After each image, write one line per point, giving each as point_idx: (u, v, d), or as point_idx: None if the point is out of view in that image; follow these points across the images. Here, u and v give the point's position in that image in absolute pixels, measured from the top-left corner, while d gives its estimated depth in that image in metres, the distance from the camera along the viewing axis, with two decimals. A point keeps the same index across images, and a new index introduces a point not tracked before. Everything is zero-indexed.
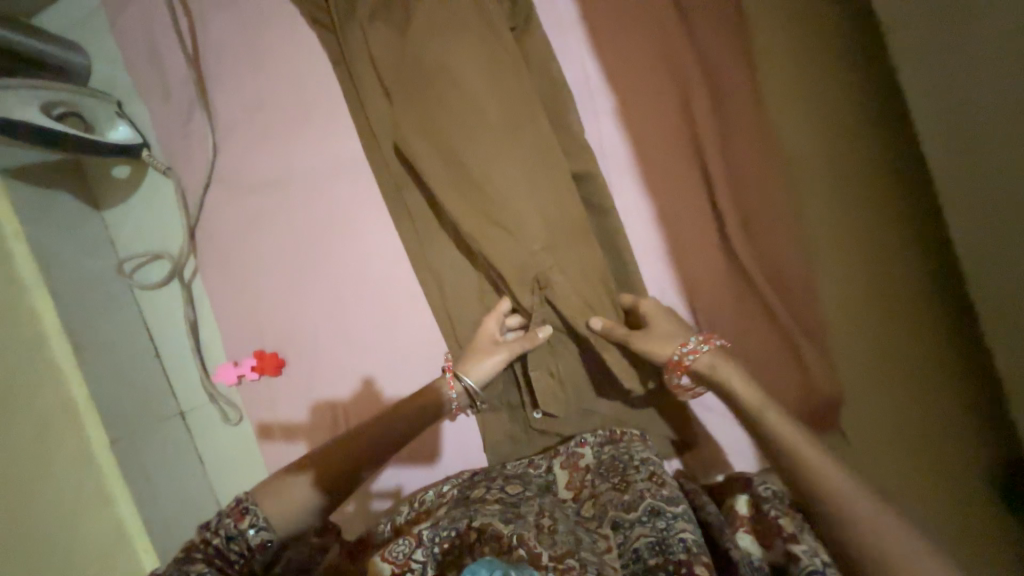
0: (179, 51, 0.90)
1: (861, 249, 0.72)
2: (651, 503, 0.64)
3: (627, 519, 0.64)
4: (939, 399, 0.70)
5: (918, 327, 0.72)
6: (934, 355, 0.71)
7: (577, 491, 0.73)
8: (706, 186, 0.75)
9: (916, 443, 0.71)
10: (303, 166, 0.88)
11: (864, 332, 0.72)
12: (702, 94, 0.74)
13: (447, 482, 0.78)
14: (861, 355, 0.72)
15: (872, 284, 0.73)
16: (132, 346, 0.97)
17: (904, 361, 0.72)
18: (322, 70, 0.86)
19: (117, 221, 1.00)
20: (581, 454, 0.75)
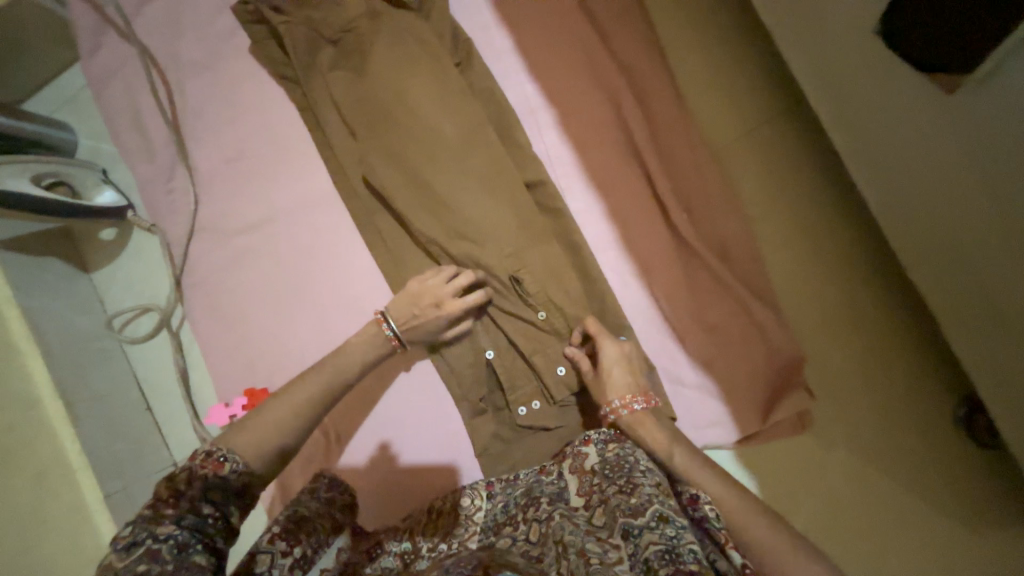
0: (159, 116, 0.98)
1: (791, 210, 0.83)
2: (658, 508, 0.52)
3: (636, 525, 0.51)
4: (895, 347, 0.79)
5: (864, 284, 0.80)
6: (883, 307, 0.80)
7: (588, 497, 0.61)
8: (647, 179, 0.83)
9: (880, 388, 0.78)
10: (279, 206, 0.95)
11: (806, 284, 0.81)
12: (631, 101, 0.83)
13: (465, 502, 0.70)
14: (809, 304, 0.81)
15: (804, 241, 0.82)
16: (122, 399, 0.99)
17: (848, 305, 0.80)
18: (291, 119, 0.95)
19: (105, 281, 1.05)
20: (586, 455, 0.66)
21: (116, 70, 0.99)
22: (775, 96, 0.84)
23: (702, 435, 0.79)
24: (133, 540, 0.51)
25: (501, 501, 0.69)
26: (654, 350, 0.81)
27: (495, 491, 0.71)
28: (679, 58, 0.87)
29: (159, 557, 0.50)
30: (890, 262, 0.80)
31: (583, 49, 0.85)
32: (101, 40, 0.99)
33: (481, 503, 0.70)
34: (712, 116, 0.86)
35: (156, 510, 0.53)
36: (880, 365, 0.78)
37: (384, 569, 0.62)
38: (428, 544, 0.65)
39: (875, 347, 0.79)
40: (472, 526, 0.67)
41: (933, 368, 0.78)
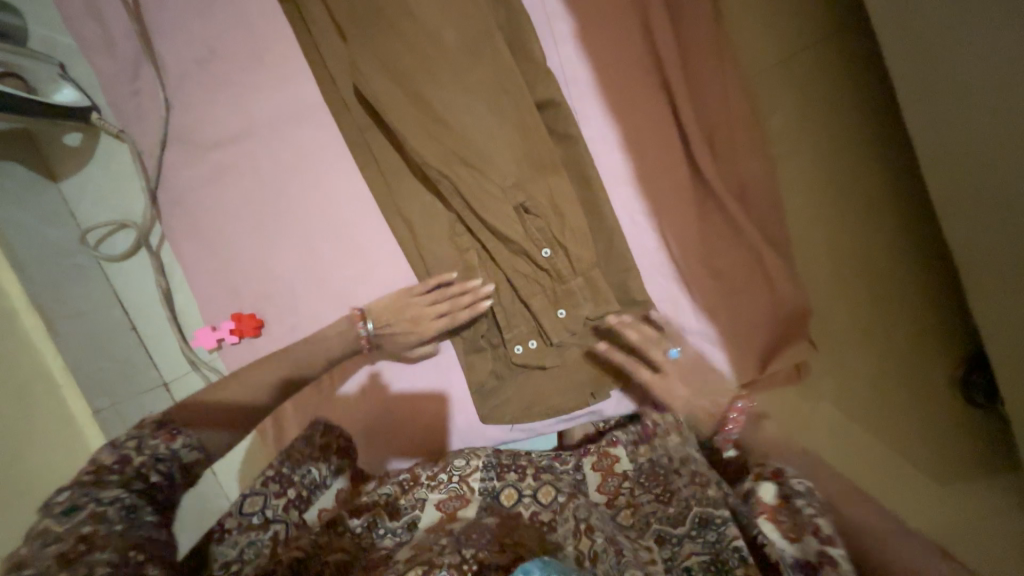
0: (118, 3, 0.85)
1: (817, 147, 0.76)
2: (698, 513, 0.53)
3: (675, 533, 0.55)
4: (907, 306, 0.76)
5: (887, 232, 0.75)
6: (902, 258, 0.75)
7: (614, 496, 0.67)
8: (670, 106, 0.75)
9: (880, 340, 0.77)
10: (260, 116, 0.86)
11: (822, 230, 0.78)
12: (659, 11, 0.73)
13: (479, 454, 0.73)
14: (819, 251, 0.78)
15: (827, 182, 0.77)
16: (105, 318, 0.96)
17: (864, 251, 0.76)
18: (271, 14, 0.83)
19: (75, 193, 0.97)
20: (616, 458, 0.72)
21: None
22: (826, 14, 0.74)
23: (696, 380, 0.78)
24: (72, 504, 0.49)
25: (512, 453, 0.74)
26: (658, 295, 0.78)
27: (506, 452, 0.75)
28: None
29: (106, 518, 0.49)
30: (923, 217, 0.73)
31: None
32: None
33: (487, 450, 0.74)
34: (747, 36, 0.76)
35: (98, 474, 0.52)
36: (882, 316, 0.77)
37: (384, 495, 0.66)
38: (427, 476, 0.69)
39: (884, 297, 0.77)
40: (473, 459, 0.72)
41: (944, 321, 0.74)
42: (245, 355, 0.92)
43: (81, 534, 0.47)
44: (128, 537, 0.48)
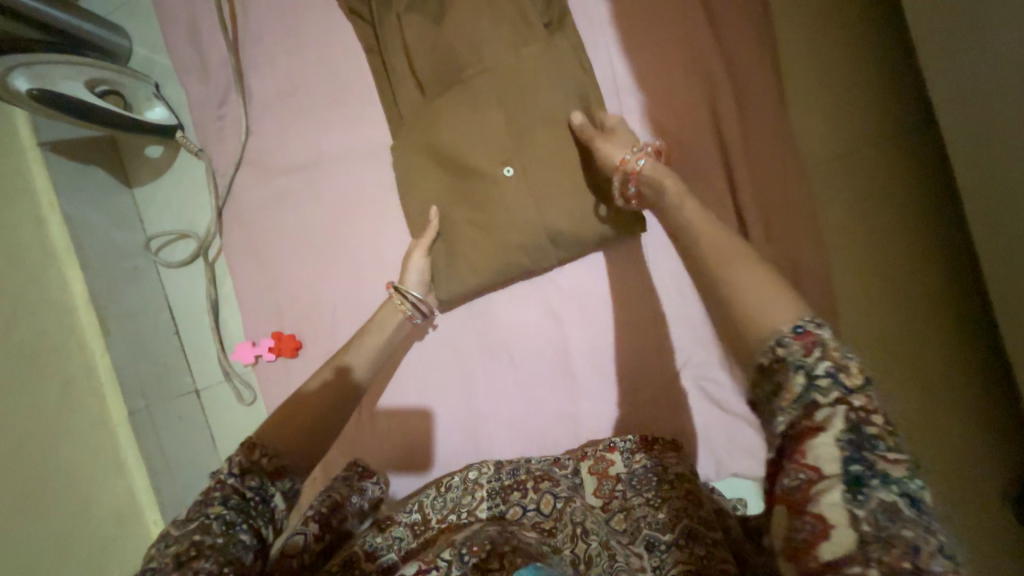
0: (219, 36, 0.92)
1: (868, 227, 0.76)
2: (688, 524, 0.55)
3: (663, 540, 0.56)
4: (955, 413, 0.73)
5: (933, 322, 0.74)
6: (944, 349, 0.74)
7: (609, 500, 0.65)
8: (729, 183, 0.77)
9: (921, 433, 0.74)
10: (330, 148, 0.90)
11: (865, 311, 0.76)
12: (725, 93, 0.76)
13: (470, 469, 0.71)
14: (864, 333, 0.76)
15: (877, 264, 0.76)
16: (153, 320, 0.99)
17: (909, 337, 0.75)
18: (356, 59, 0.89)
19: (145, 199, 1.02)
20: (612, 461, 0.69)
21: None
22: (889, 115, 0.75)
23: (731, 460, 0.78)
24: (188, 515, 0.53)
25: (508, 467, 0.70)
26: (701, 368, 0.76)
27: (504, 464, 0.72)
28: (789, 53, 0.77)
29: (210, 530, 0.51)
30: (971, 322, 0.74)
31: (684, 30, 0.77)
32: None
33: (487, 470, 0.70)
34: (810, 119, 0.78)
35: (209, 490, 0.54)
36: (927, 408, 0.74)
37: (395, 539, 0.62)
38: (437, 515, 0.66)
39: (926, 389, 0.74)
40: (477, 492, 0.67)
41: (984, 418, 0.72)
42: (280, 373, 0.94)
43: (190, 541, 0.50)
44: (228, 551, 0.50)
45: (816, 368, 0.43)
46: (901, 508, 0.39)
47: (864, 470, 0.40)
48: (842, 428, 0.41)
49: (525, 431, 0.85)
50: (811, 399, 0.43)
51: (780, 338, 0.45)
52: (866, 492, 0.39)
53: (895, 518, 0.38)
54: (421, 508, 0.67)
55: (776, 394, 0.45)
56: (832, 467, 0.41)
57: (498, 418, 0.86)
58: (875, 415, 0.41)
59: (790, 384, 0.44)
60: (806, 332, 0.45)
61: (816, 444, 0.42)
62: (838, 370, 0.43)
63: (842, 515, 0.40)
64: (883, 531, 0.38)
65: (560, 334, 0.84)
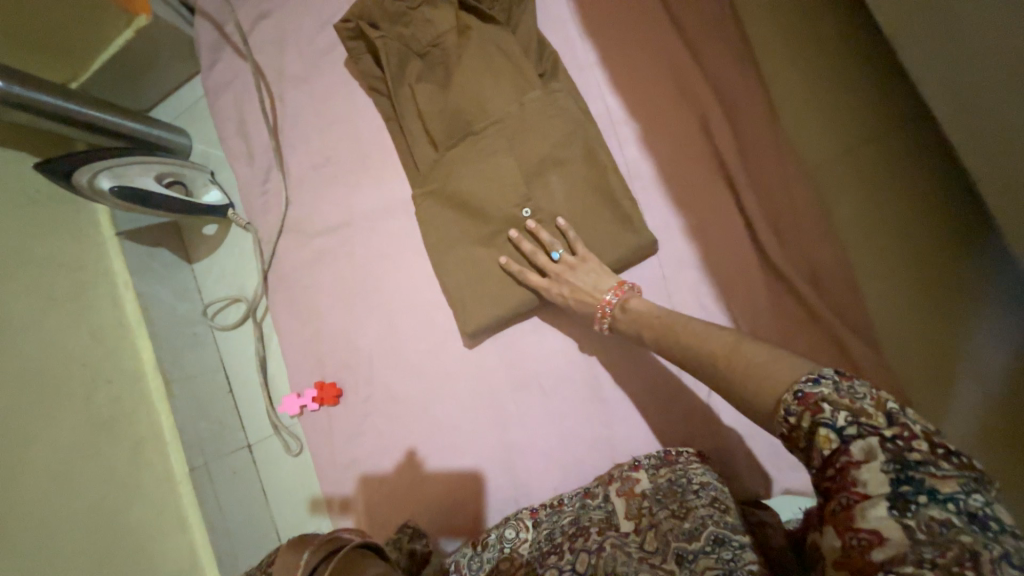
0: (262, 125, 1.07)
1: (881, 220, 0.75)
2: (714, 530, 0.54)
3: (690, 550, 0.54)
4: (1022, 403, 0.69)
5: (970, 308, 0.71)
6: (988, 337, 0.71)
7: (639, 521, 0.63)
8: (731, 194, 0.78)
9: (983, 428, 0.70)
10: (359, 207, 1.00)
11: (894, 305, 0.74)
12: (716, 111, 0.80)
13: (505, 531, 0.72)
14: (899, 328, 0.73)
15: (898, 255, 0.74)
16: (210, 380, 1.07)
17: (947, 327, 0.72)
18: (377, 127, 1.00)
19: (203, 270, 1.14)
20: (636, 479, 0.68)
21: (228, 84, 1.09)
22: (886, 116, 0.77)
23: (782, 475, 0.76)
24: None
25: (546, 530, 0.70)
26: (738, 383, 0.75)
27: (540, 519, 0.72)
28: (772, 67, 0.81)
29: None
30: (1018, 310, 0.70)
31: (668, 61, 0.83)
32: (218, 56, 1.09)
33: (526, 534, 0.71)
34: (804, 123, 0.80)
35: None
36: (985, 402, 0.70)
37: None
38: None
39: (977, 381, 0.70)
40: (516, 559, 0.68)
41: None
42: (323, 421, 0.99)
43: None
44: None
45: (837, 420, 0.43)
46: (958, 522, 0.38)
47: (911, 489, 0.40)
48: (882, 458, 0.41)
49: (564, 458, 0.85)
50: (845, 441, 0.43)
51: (787, 408, 0.46)
52: (916, 509, 0.39)
53: (949, 524, 0.38)
54: (459, 569, 0.70)
55: (811, 451, 0.45)
56: (879, 488, 0.41)
57: (535, 448, 0.86)
58: (916, 441, 0.41)
59: (820, 439, 0.44)
60: (807, 393, 0.45)
61: (863, 478, 0.42)
62: (856, 414, 0.43)
63: (894, 530, 0.40)
64: (940, 538, 0.38)
65: (588, 357, 0.85)
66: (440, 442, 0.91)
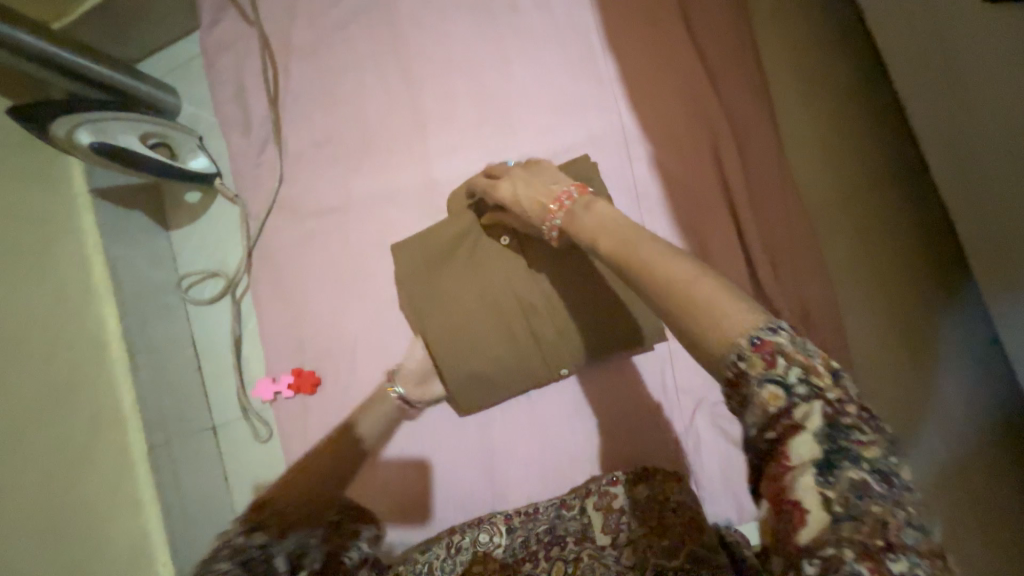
0: (262, 93, 1.02)
1: (868, 262, 0.79)
2: (692, 549, 0.61)
3: (670, 565, 0.61)
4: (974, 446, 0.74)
5: (936, 351, 0.76)
6: (950, 380, 0.75)
7: (616, 535, 0.68)
8: (734, 224, 0.80)
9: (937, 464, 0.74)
10: (358, 192, 0.96)
11: (868, 342, 0.78)
12: (729, 140, 0.81)
13: (476, 526, 0.73)
14: (872, 365, 0.78)
15: (880, 296, 0.79)
16: (179, 356, 1.02)
17: (915, 366, 0.76)
18: (385, 110, 0.96)
19: (181, 239, 1.08)
20: (615, 494, 0.70)
21: (228, 46, 1.03)
22: (886, 164, 0.80)
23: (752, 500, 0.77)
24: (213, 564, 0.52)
25: (520, 537, 0.71)
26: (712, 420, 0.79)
27: (514, 525, 0.73)
28: (785, 105, 0.84)
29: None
30: (984, 362, 0.75)
31: (688, 84, 0.83)
32: (220, 17, 1.03)
33: (500, 538, 0.72)
34: (808, 161, 0.83)
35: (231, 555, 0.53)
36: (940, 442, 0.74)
37: None
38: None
39: (935, 421, 0.75)
40: (489, 561, 0.69)
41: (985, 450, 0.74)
42: (298, 409, 0.95)
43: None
44: None
45: (789, 378, 0.39)
46: (868, 481, 0.37)
47: (836, 449, 0.38)
48: (818, 421, 0.38)
49: (542, 467, 0.85)
50: (789, 401, 0.39)
51: (738, 352, 0.39)
52: (837, 468, 0.37)
53: (863, 496, 0.36)
54: (430, 568, 0.69)
55: (744, 406, 0.40)
56: (809, 497, 0.38)
57: (516, 454, 0.86)
58: (848, 405, 0.38)
59: (765, 395, 0.39)
60: (766, 340, 0.39)
61: (796, 445, 0.38)
62: (808, 372, 0.38)
63: (815, 502, 0.37)
64: (853, 507, 0.36)
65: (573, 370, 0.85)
66: (415, 443, 0.89)
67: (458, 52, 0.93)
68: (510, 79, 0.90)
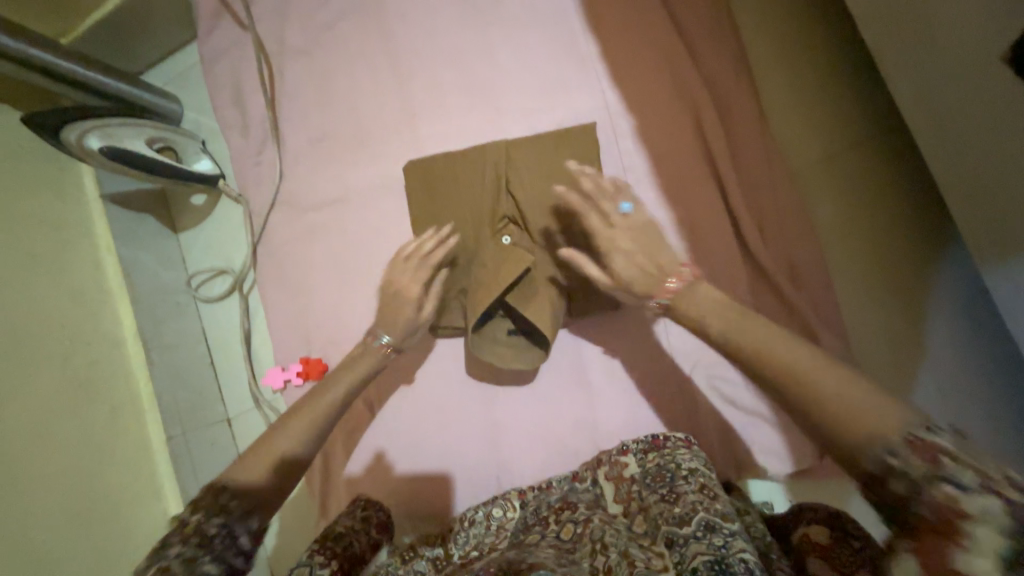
0: (259, 96, 1.06)
1: (857, 221, 0.81)
2: (704, 517, 0.57)
3: (681, 534, 0.57)
4: (966, 407, 0.76)
5: (927, 304, 0.78)
6: (941, 331, 0.77)
7: (627, 504, 0.68)
8: (719, 192, 0.82)
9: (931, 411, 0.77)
10: (355, 184, 0.99)
11: (860, 301, 0.80)
12: (710, 110, 0.83)
13: (494, 502, 0.76)
14: (866, 322, 0.79)
15: (869, 254, 0.80)
16: (192, 351, 1.06)
17: (908, 320, 0.78)
18: (378, 103, 0.99)
19: (189, 240, 1.12)
20: (625, 463, 0.72)
21: (225, 52, 1.07)
22: (869, 124, 0.81)
23: (749, 459, 0.80)
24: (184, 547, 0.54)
25: (533, 507, 0.73)
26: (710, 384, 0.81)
27: (527, 499, 0.76)
28: (766, 73, 0.85)
29: (189, 556, 0.53)
30: (976, 324, 0.77)
31: (668, 59, 0.85)
32: (217, 24, 1.07)
33: (512, 512, 0.75)
34: (791, 126, 0.84)
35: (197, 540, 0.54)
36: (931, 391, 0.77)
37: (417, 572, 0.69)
38: (460, 551, 0.73)
39: (926, 372, 0.77)
40: (501, 532, 0.73)
41: (977, 396, 0.76)
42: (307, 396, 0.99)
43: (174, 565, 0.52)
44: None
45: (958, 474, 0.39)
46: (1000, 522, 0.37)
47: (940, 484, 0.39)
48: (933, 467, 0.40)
49: (545, 437, 0.87)
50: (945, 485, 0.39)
51: (900, 448, 0.41)
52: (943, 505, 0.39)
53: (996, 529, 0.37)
54: (444, 543, 0.74)
55: (885, 484, 0.41)
56: (983, 542, 0.37)
57: (519, 428, 0.88)
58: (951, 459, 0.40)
59: (937, 489, 0.39)
60: (925, 440, 0.41)
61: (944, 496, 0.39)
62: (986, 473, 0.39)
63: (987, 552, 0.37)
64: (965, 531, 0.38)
65: (570, 343, 0.87)
66: (420, 423, 0.92)
67: (446, 43, 0.96)
68: (497, 65, 0.93)
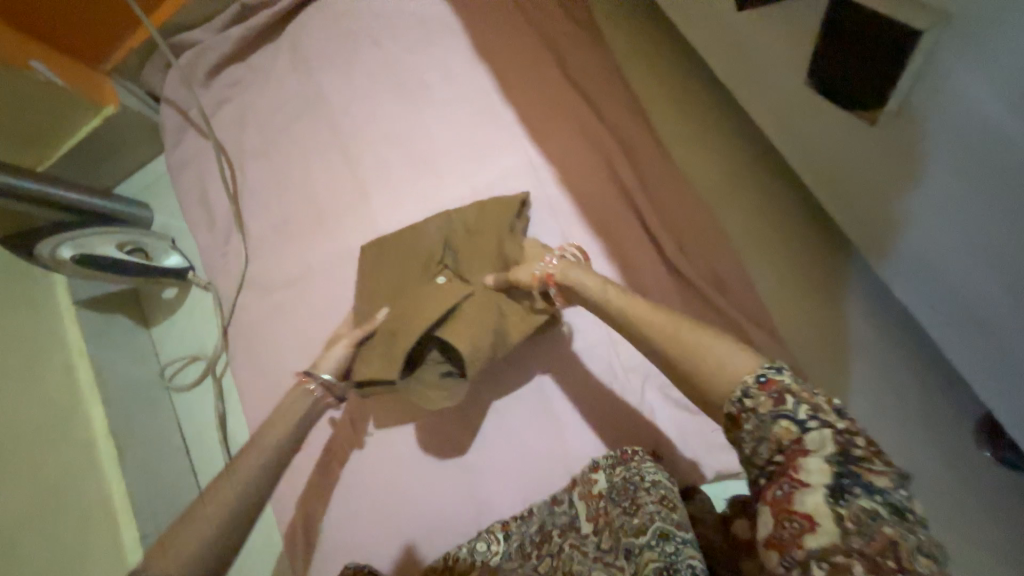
0: (223, 193, 1.16)
1: (761, 227, 0.92)
2: (660, 526, 0.61)
3: (637, 543, 0.61)
4: (892, 375, 0.84)
5: (835, 289, 0.88)
6: (852, 312, 0.87)
7: (597, 521, 0.72)
8: (639, 219, 0.92)
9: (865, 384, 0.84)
10: (316, 258, 1.07)
11: (781, 295, 0.88)
12: (618, 152, 0.95)
13: (477, 537, 0.78)
14: (790, 313, 0.87)
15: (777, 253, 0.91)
16: (166, 443, 1.06)
17: (822, 305, 0.88)
18: (331, 185, 1.10)
19: (162, 334, 1.16)
20: (595, 480, 0.76)
21: (190, 159, 1.19)
22: (750, 148, 0.97)
23: (712, 458, 0.82)
24: None
25: (516, 541, 0.76)
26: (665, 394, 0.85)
27: (510, 530, 0.78)
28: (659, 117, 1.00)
29: None
30: (880, 299, 0.88)
31: (576, 116, 0.99)
32: (182, 137, 1.20)
33: (496, 547, 0.76)
34: (688, 155, 0.97)
35: None
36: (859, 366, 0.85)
37: None
38: None
39: (850, 350, 0.85)
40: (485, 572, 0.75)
41: (898, 364, 0.85)
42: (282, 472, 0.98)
43: None
44: None
45: (794, 411, 0.47)
46: (884, 513, 0.42)
47: (849, 480, 0.44)
48: (831, 449, 0.45)
49: (519, 473, 0.89)
50: (800, 432, 0.47)
51: (745, 390, 0.49)
52: (849, 498, 0.43)
53: (874, 521, 0.42)
54: None
55: (757, 436, 0.49)
56: (824, 519, 0.43)
57: (492, 468, 0.90)
58: (858, 439, 0.45)
59: (778, 430, 0.47)
60: (770, 379, 0.49)
61: (807, 467, 0.45)
62: (815, 409, 0.47)
63: (826, 519, 0.43)
64: (865, 526, 0.42)
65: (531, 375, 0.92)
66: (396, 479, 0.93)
67: (386, 127, 1.09)
68: (432, 140, 1.05)
